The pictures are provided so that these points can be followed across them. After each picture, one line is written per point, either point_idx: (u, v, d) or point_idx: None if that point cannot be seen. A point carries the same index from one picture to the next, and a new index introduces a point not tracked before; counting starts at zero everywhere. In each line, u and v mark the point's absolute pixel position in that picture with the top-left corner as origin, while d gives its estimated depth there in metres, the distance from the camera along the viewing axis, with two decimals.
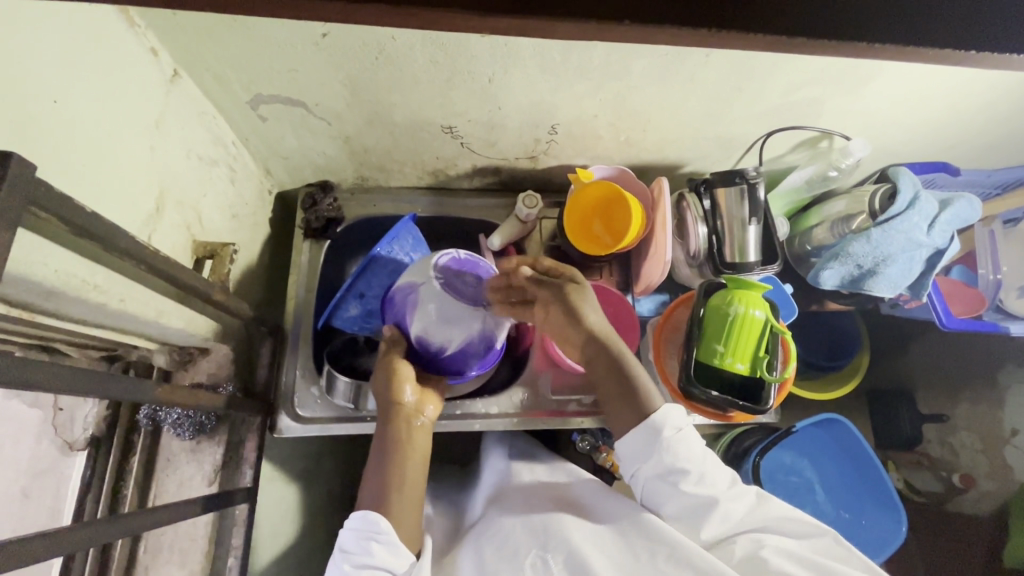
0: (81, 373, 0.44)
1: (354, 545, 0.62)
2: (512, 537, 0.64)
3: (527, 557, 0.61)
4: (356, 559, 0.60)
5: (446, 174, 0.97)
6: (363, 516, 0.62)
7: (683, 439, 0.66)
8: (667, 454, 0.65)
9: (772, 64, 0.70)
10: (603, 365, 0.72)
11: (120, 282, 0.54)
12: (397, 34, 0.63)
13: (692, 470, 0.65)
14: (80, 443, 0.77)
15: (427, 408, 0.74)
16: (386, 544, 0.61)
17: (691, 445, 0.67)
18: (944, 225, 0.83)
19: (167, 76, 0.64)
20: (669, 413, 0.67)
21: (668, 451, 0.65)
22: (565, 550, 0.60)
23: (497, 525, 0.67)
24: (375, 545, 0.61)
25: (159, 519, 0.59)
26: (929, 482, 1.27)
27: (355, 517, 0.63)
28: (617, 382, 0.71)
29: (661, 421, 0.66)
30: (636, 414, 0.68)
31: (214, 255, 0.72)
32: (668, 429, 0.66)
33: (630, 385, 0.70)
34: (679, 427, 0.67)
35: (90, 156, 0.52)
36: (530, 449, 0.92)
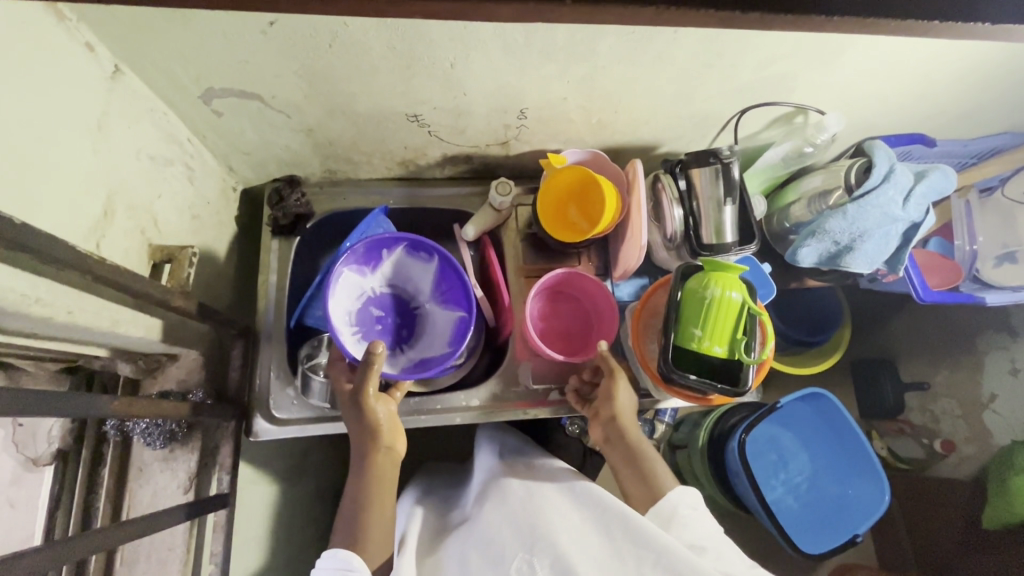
0: (20, 392, 0.42)
1: None
2: (498, 537, 0.62)
3: (513, 562, 0.59)
4: None
5: (416, 164, 0.94)
6: (333, 554, 0.62)
7: (699, 518, 0.65)
8: (683, 531, 0.63)
9: (742, 38, 0.67)
10: (623, 449, 0.74)
11: (67, 294, 0.52)
12: (350, 20, 0.60)
13: (708, 547, 0.61)
14: (46, 458, 0.74)
15: (396, 441, 0.71)
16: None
17: (706, 526, 0.64)
18: (920, 197, 0.83)
19: (108, 72, 0.61)
20: (683, 492, 0.66)
21: (683, 527, 0.63)
22: (551, 555, 0.58)
23: (482, 524, 0.65)
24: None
25: (129, 534, 0.57)
26: (911, 448, 1.29)
27: (324, 558, 0.63)
28: (632, 465, 0.72)
29: (676, 501, 0.65)
30: (649, 496, 0.68)
31: (172, 259, 0.69)
32: (682, 508, 0.65)
33: (649, 468, 0.71)
34: (695, 506, 0.66)
35: (21, 161, 0.49)
36: (520, 446, 0.91)
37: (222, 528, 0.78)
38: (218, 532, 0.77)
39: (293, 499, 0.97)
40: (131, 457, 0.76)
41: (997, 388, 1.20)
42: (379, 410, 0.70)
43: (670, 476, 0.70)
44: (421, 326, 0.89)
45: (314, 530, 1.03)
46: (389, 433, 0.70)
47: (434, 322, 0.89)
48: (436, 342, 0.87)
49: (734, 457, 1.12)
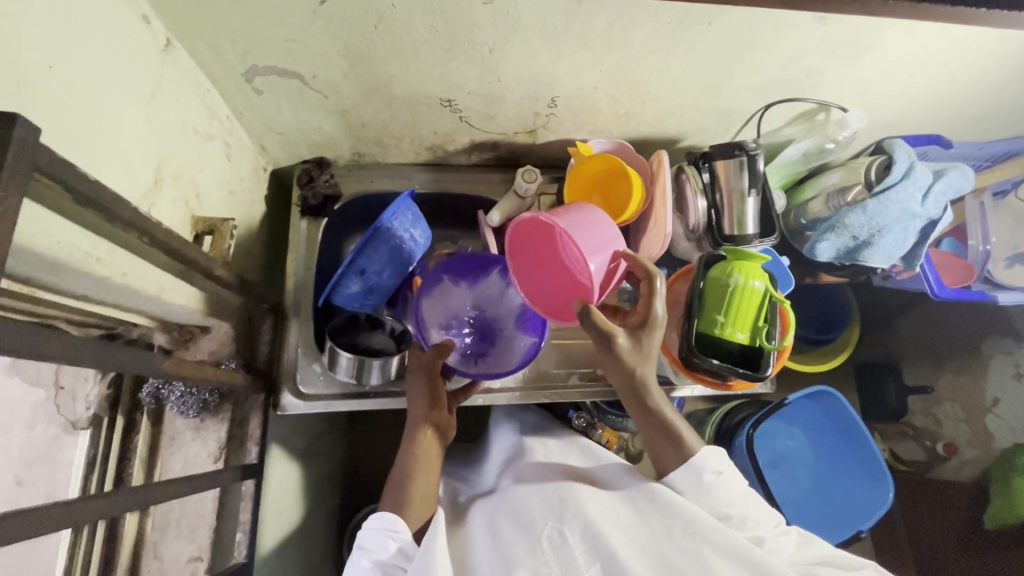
0: (87, 342, 0.43)
1: (370, 541, 0.62)
2: (529, 511, 0.62)
3: (543, 530, 0.59)
4: (372, 555, 0.61)
5: (443, 150, 0.96)
6: (380, 517, 0.64)
7: (725, 482, 0.65)
8: (710, 498, 0.64)
9: (774, 33, 0.69)
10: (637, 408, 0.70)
11: (122, 256, 0.53)
12: (397, 2, 0.62)
13: (734, 515, 0.63)
14: (83, 421, 0.76)
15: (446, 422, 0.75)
16: (401, 542, 0.62)
17: (733, 490, 0.65)
18: (938, 195, 0.85)
19: (161, 45, 0.62)
20: (708, 455, 0.66)
21: (709, 493, 0.64)
22: (581, 523, 0.57)
23: (513, 501, 0.66)
24: (391, 542, 0.62)
25: (168, 493, 0.59)
26: (914, 450, 1.33)
27: (371, 520, 0.64)
28: (651, 423, 0.70)
29: (701, 463, 0.66)
30: (673, 456, 0.67)
31: (213, 231, 0.71)
32: (708, 472, 0.65)
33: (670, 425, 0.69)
34: (720, 470, 0.66)
35: (86, 126, 0.50)
36: (542, 424, 0.93)
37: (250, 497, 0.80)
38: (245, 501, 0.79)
39: (310, 477, 0.99)
40: (163, 424, 0.78)
41: (999, 392, 1.19)
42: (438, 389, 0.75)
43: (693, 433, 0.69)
44: (498, 345, 0.87)
45: (326, 510, 1.05)
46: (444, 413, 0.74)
47: (512, 344, 0.87)
48: (504, 362, 0.86)
49: (742, 453, 1.15)
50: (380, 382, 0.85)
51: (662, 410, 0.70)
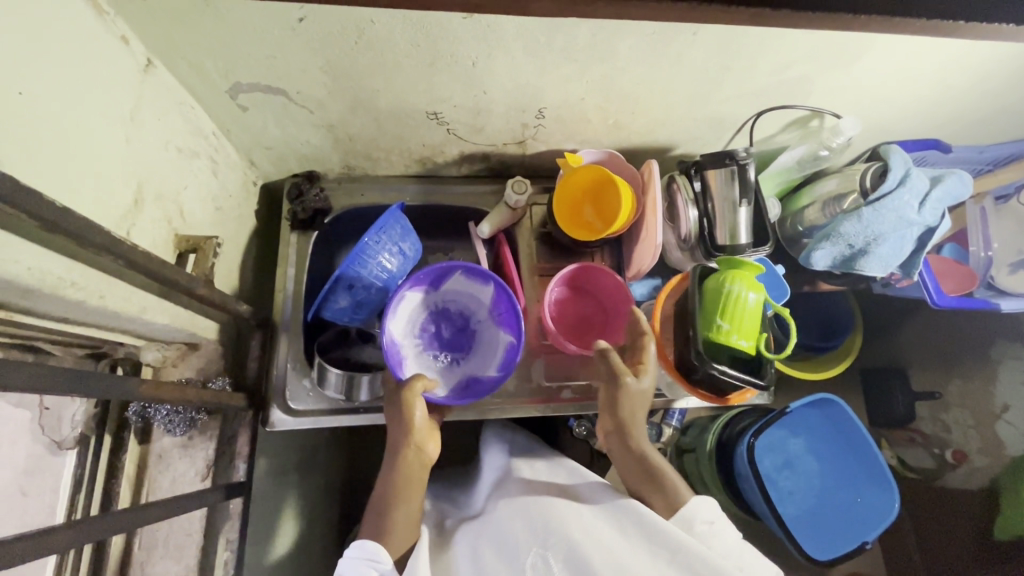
0: (54, 370, 0.42)
1: (350, 570, 0.62)
2: (513, 535, 0.62)
3: (527, 557, 0.59)
4: None
5: (433, 162, 0.95)
6: (362, 545, 0.63)
7: (718, 534, 0.61)
8: (704, 552, 0.60)
9: (761, 41, 0.68)
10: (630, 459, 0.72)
11: (98, 279, 0.53)
12: (376, 17, 0.61)
13: (731, 568, 0.59)
14: (69, 442, 0.73)
15: (428, 445, 0.72)
16: (382, 573, 0.61)
17: (728, 541, 0.61)
18: (935, 203, 0.83)
19: (141, 66, 0.62)
20: (701, 505, 0.64)
21: (700, 545, 0.61)
22: (564, 550, 0.57)
23: (498, 523, 0.65)
24: (372, 572, 0.61)
25: (150, 516, 0.58)
26: (921, 457, 1.29)
27: (353, 547, 0.63)
28: (640, 472, 0.70)
29: (693, 513, 0.63)
30: (665, 505, 0.66)
31: (197, 249, 0.71)
32: (698, 522, 0.62)
33: (663, 477, 0.69)
34: (711, 521, 0.63)
35: (59, 151, 0.50)
36: (530, 444, 0.91)
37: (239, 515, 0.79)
38: (234, 520, 0.78)
39: (303, 492, 0.98)
40: (151, 442, 0.79)
41: (1011, 398, 1.15)
42: (418, 413, 0.72)
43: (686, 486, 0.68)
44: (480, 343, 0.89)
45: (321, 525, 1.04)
46: (424, 435, 0.72)
47: (492, 341, 0.88)
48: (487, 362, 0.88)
49: (744, 463, 1.12)
50: (371, 398, 0.85)
51: (653, 460, 0.71)
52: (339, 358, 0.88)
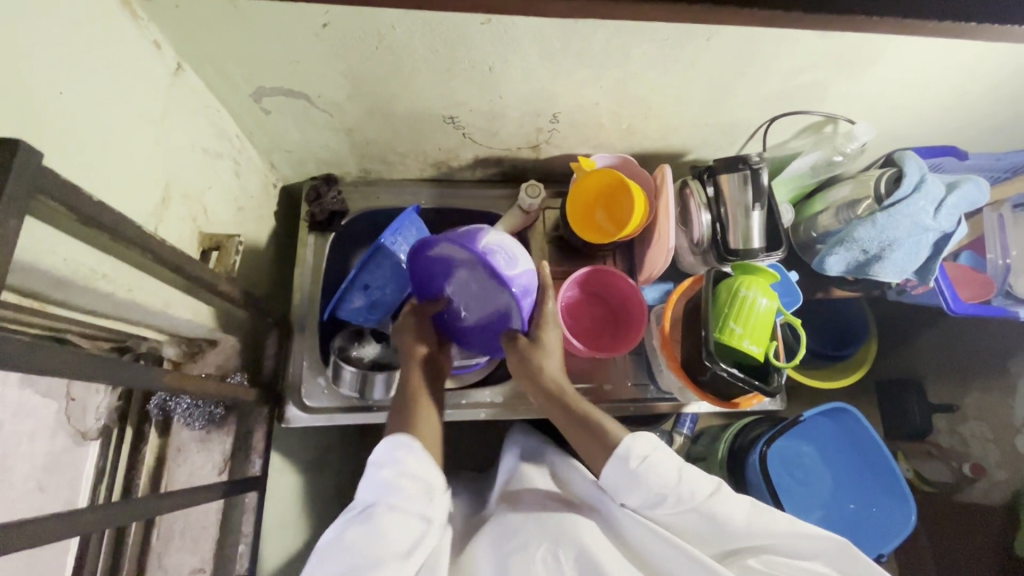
0: (87, 359, 0.44)
1: (385, 456, 0.58)
2: (523, 529, 0.62)
3: (538, 551, 0.58)
4: (389, 469, 0.57)
5: (448, 166, 0.97)
6: (393, 437, 0.59)
7: (655, 467, 0.60)
8: (643, 488, 0.60)
9: (774, 47, 0.69)
10: (564, 415, 0.69)
11: (127, 272, 0.55)
12: (396, 23, 0.63)
13: (669, 496, 0.60)
14: (93, 433, 0.78)
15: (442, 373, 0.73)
16: (418, 456, 0.58)
17: (664, 469, 0.60)
18: (952, 208, 0.82)
19: (171, 69, 0.65)
20: (632, 441, 0.62)
21: (640, 481, 0.60)
22: (578, 550, 0.58)
23: (507, 517, 0.65)
24: (408, 456, 0.58)
25: (169, 505, 0.59)
26: (940, 472, 1.24)
27: (383, 442, 0.60)
28: (575, 425, 0.67)
29: (626, 449, 0.61)
30: (602, 448, 0.64)
31: (219, 247, 0.73)
32: (634, 459, 0.61)
33: (596, 423, 0.66)
34: (645, 454, 0.61)
35: (94, 149, 0.52)
36: (538, 447, 0.90)
37: (253, 510, 0.81)
38: (249, 513, 0.80)
39: (314, 491, 0.99)
40: (171, 436, 0.80)
41: None
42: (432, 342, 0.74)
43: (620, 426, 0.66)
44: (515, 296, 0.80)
45: None
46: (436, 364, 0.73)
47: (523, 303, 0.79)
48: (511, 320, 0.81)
49: (755, 472, 1.11)
50: (383, 397, 0.86)
51: (585, 410, 0.68)
52: (355, 354, 0.88)
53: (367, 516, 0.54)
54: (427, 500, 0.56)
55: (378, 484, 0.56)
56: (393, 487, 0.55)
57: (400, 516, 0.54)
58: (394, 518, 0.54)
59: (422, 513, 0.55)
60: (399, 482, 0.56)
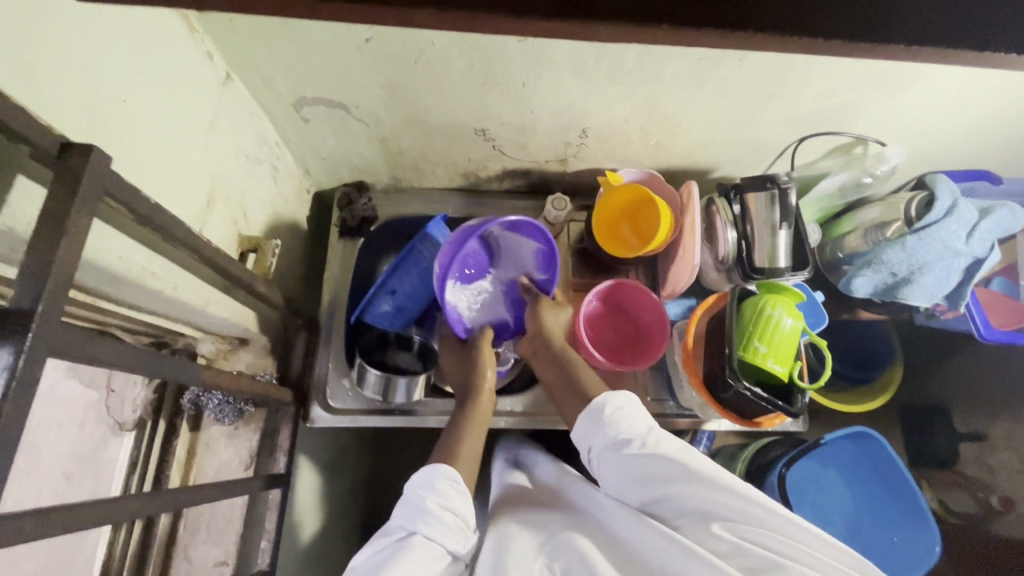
0: (138, 352, 0.46)
1: (428, 489, 0.62)
2: (519, 539, 0.61)
3: (535, 563, 0.58)
4: (434, 500, 0.61)
5: (476, 176, 0.99)
6: (439, 468, 0.64)
7: (626, 415, 0.66)
8: (610, 431, 0.65)
9: (806, 68, 0.70)
10: (555, 365, 0.78)
11: (173, 271, 0.57)
12: (436, 39, 0.65)
13: (635, 440, 0.63)
14: (129, 423, 0.81)
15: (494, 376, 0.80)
16: (462, 494, 0.63)
17: (635, 421, 0.65)
18: (984, 233, 0.81)
19: (221, 78, 0.68)
20: (610, 396, 0.68)
21: (609, 426, 0.65)
22: (574, 556, 0.57)
23: (504, 527, 0.65)
24: (454, 492, 0.62)
25: (203, 497, 0.61)
26: (965, 502, 1.21)
27: (426, 471, 0.64)
28: (563, 377, 0.75)
29: (603, 403, 0.67)
30: (582, 402, 0.71)
31: (257, 249, 0.76)
32: (608, 408, 0.67)
33: (585, 379, 0.74)
34: (622, 406, 0.67)
35: (150, 154, 0.55)
36: (532, 456, 0.90)
37: (276, 506, 0.83)
38: (272, 509, 0.82)
39: (331, 491, 1.01)
40: (200, 430, 0.85)
41: None
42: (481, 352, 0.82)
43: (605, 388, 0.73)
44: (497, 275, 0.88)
45: (348, 525, 1.07)
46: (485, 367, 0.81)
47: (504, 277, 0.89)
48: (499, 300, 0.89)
49: (774, 493, 1.09)
50: (404, 400, 0.87)
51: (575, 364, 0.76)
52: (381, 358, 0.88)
53: (404, 543, 0.57)
54: (457, 539, 0.59)
55: (416, 513, 0.60)
56: (433, 517, 0.59)
57: (433, 546, 0.57)
58: (428, 547, 0.57)
59: (452, 548, 0.59)
60: (439, 514, 0.60)
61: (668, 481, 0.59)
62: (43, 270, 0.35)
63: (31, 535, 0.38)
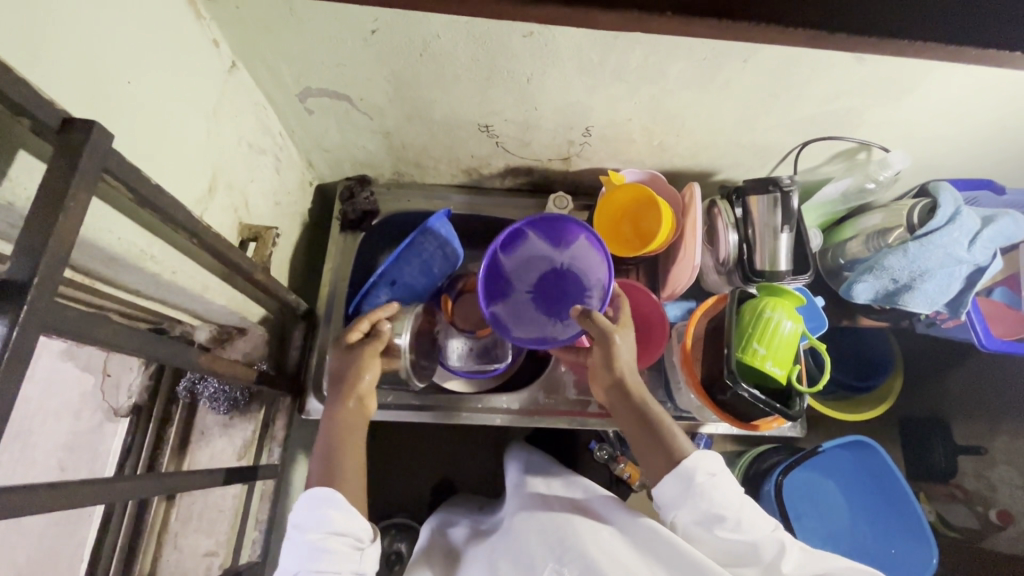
0: (135, 333, 0.46)
1: (306, 521, 0.59)
2: (529, 547, 0.62)
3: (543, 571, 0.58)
4: (311, 532, 0.58)
5: (479, 173, 0.99)
6: (313, 493, 0.61)
7: (718, 485, 0.61)
8: (703, 502, 0.60)
9: (810, 71, 0.70)
10: (631, 415, 0.70)
11: (173, 255, 0.57)
12: (442, 32, 0.65)
13: (728, 517, 0.60)
14: (123, 409, 0.86)
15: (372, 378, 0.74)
16: (342, 511, 0.59)
17: (728, 492, 0.61)
18: (987, 241, 0.81)
19: (226, 67, 0.68)
20: (700, 457, 0.63)
21: (701, 497, 0.60)
22: (580, 564, 0.57)
23: (515, 536, 0.65)
24: (331, 511, 0.59)
25: (195, 482, 0.60)
26: (964, 517, 1.19)
27: (302, 498, 0.61)
28: (642, 429, 0.68)
29: (692, 466, 0.62)
30: (664, 460, 0.64)
31: (257, 238, 0.76)
32: (700, 476, 0.61)
33: (664, 434, 0.67)
34: (713, 472, 0.62)
35: (155, 136, 0.56)
36: (546, 464, 0.88)
37: (268, 498, 0.84)
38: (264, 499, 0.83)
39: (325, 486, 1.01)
40: (196, 419, 0.87)
41: None
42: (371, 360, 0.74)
43: (689, 441, 0.66)
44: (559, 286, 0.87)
45: None
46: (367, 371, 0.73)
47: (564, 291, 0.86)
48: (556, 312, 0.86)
49: (769, 502, 1.08)
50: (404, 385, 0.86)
51: (654, 416, 0.69)
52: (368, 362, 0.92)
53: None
54: (354, 560, 0.58)
55: (300, 556, 0.57)
56: (319, 553, 0.57)
57: None
58: None
59: (351, 570, 0.58)
60: (326, 544, 0.57)
61: (767, 564, 0.57)
62: (41, 243, 0.35)
63: (23, 509, 0.38)
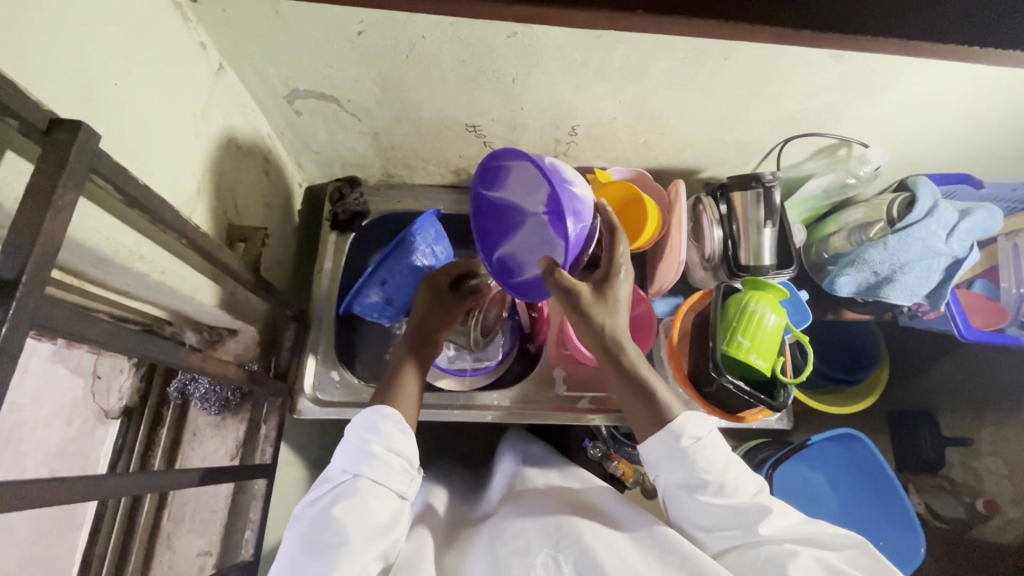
0: (126, 334, 0.47)
1: (370, 432, 0.61)
2: (525, 533, 0.62)
3: (538, 556, 0.59)
4: (375, 442, 0.60)
5: (468, 173, 1.00)
6: (381, 410, 0.63)
7: (703, 449, 0.62)
8: (686, 467, 0.61)
9: (789, 69, 0.71)
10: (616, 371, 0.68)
11: (162, 255, 0.58)
12: (427, 33, 0.66)
13: (711, 482, 0.60)
14: (115, 412, 0.87)
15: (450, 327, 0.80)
16: (407, 434, 0.63)
17: (713, 456, 0.62)
18: (964, 234, 0.83)
19: (214, 68, 0.69)
20: (687, 421, 0.63)
21: (685, 461, 0.61)
22: (577, 552, 0.58)
23: (510, 521, 0.66)
24: (399, 432, 0.62)
25: (187, 481, 0.60)
26: (952, 508, 1.21)
27: (367, 413, 0.63)
28: (629, 386, 0.67)
29: (679, 429, 0.63)
30: (651, 420, 0.65)
31: (247, 239, 0.77)
32: (685, 441, 0.62)
33: (652, 394, 0.66)
34: (699, 436, 0.63)
35: (143, 137, 0.56)
36: (544, 455, 0.89)
37: (260, 498, 0.84)
38: (257, 499, 0.83)
39: None
40: (186, 419, 0.87)
41: None
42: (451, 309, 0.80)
43: (680, 405, 0.66)
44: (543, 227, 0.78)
45: None
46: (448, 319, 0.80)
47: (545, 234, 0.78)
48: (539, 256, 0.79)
49: None
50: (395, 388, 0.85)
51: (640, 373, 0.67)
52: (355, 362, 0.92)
53: (350, 488, 0.57)
54: (403, 480, 0.60)
55: (361, 456, 0.59)
56: (379, 460, 0.59)
57: (379, 487, 0.58)
58: (373, 490, 0.57)
59: (398, 488, 0.59)
60: (387, 457, 0.60)
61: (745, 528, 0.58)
62: (30, 242, 0.35)
63: (14, 504, 0.38)
